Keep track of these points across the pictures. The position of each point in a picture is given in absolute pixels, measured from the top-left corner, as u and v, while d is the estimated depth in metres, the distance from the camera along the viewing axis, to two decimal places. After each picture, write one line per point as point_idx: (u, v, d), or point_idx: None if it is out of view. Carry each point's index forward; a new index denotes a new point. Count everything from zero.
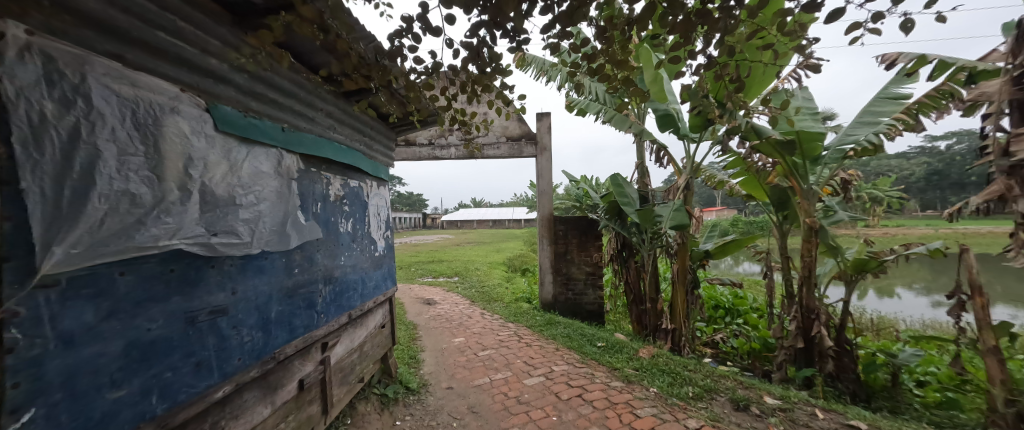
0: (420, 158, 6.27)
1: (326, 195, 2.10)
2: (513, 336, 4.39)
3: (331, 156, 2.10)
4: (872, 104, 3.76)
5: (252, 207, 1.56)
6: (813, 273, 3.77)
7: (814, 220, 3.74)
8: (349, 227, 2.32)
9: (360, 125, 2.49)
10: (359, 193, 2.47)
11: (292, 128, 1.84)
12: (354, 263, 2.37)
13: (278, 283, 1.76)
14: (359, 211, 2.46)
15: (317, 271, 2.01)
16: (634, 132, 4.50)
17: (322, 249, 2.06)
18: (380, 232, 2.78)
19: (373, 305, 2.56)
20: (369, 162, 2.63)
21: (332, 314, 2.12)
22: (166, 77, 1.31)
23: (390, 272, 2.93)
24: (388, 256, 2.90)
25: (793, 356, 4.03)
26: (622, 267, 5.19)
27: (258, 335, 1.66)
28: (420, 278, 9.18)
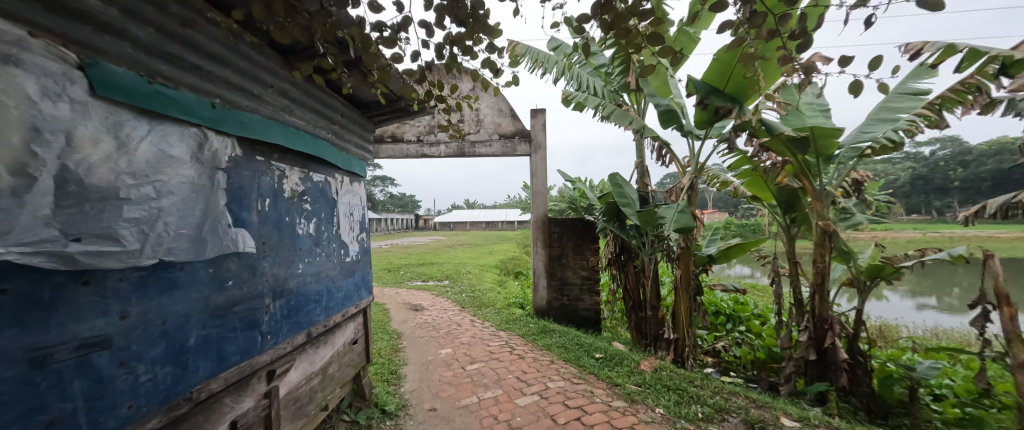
0: (409, 155, 5.94)
1: (277, 190, 1.77)
2: (505, 346, 4.07)
3: (282, 142, 1.77)
4: (888, 100, 3.51)
5: (148, 203, 1.20)
6: (827, 281, 3.50)
7: (828, 222, 3.47)
8: (310, 229, 2.00)
9: (325, 109, 2.16)
10: (325, 190, 2.14)
11: (224, 104, 1.51)
12: (317, 271, 2.04)
13: (200, 301, 1.42)
14: (325, 211, 2.13)
15: (262, 283, 1.68)
16: (635, 128, 4.17)
17: (270, 255, 1.73)
18: (353, 235, 2.46)
19: (341, 319, 2.23)
20: (339, 154, 2.30)
21: (281, 335, 1.78)
22: (5, 13, 0.94)
23: (365, 280, 2.61)
24: (363, 261, 2.58)
25: (803, 368, 3.78)
26: (620, 272, 4.91)
27: (163, 370, 1.30)
28: (409, 281, 8.82)
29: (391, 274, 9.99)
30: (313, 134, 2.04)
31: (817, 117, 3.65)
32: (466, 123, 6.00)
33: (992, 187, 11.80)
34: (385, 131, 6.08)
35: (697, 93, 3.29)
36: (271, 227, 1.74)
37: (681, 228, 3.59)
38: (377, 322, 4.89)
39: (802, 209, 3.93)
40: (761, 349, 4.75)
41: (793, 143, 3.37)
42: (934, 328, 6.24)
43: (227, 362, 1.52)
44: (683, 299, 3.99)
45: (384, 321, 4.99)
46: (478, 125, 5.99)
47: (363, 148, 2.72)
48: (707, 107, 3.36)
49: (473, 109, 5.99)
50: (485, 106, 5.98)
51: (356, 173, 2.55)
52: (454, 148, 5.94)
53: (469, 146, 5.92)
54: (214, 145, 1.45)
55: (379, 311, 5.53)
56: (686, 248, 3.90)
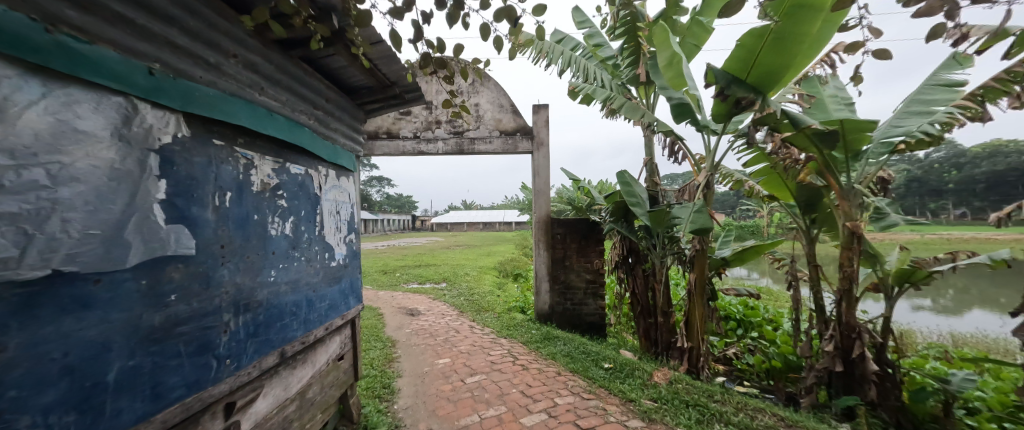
0: (405, 152, 5.66)
1: (240, 183, 1.49)
2: (507, 355, 3.80)
3: (248, 124, 1.50)
4: (920, 92, 3.28)
5: (36, 193, 0.93)
6: (855, 286, 3.25)
7: (856, 223, 3.21)
8: (286, 228, 1.72)
9: (304, 90, 1.89)
10: (304, 184, 1.87)
11: (166, 72, 1.24)
12: (293, 277, 1.77)
13: (129, 323, 1.13)
14: (305, 208, 1.86)
15: (218, 296, 1.40)
16: (648, 121, 3.81)
17: (230, 261, 1.45)
18: (340, 237, 2.18)
19: (322, 334, 1.95)
20: (323, 144, 2.03)
21: (242, 359, 1.49)
22: None
23: (353, 287, 2.33)
24: (350, 265, 2.30)
25: (826, 379, 3.53)
26: (627, 275, 4.65)
27: (75, 414, 1.02)
28: (404, 284, 8.52)
29: (387, 276, 9.69)
30: (289, 118, 1.77)
31: (842, 110, 3.42)
32: (465, 119, 5.72)
33: (995, 190, 11.69)
34: (379, 127, 5.78)
35: (717, 84, 3.05)
36: (233, 226, 1.46)
37: (697, 229, 3.33)
38: (371, 329, 4.60)
39: (824, 210, 3.73)
40: (776, 357, 4.51)
41: (820, 138, 3.12)
42: (947, 334, 6.05)
43: (167, 397, 1.23)
44: (697, 305, 3.74)
45: (377, 328, 4.69)
46: (478, 121, 5.71)
47: (352, 138, 2.45)
48: (728, 98, 3.11)
49: (473, 104, 5.72)
50: (485, 101, 5.70)
51: (344, 166, 2.28)
52: (452, 145, 5.66)
53: (468, 143, 5.65)
54: (148, 122, 1.18)
55: (372, 317, 5.24)
56: (701, 250, 3.65)
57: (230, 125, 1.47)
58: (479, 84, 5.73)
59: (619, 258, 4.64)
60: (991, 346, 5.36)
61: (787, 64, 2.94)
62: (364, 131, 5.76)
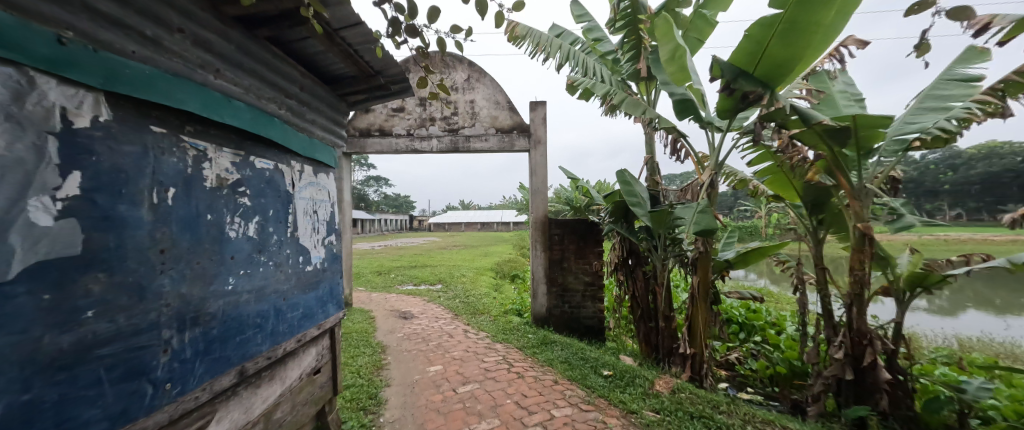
0: (398, 150, 5.49)
1: (188, 178, 1.31)
2: (501, 362, 3.63)
3: (197, 110, 1.32)
4: (933, 87, 3.14)
5: None
6: (866, 291, 3.10)
7: (868, 225, 3.06)
8: (248, 230, 1.56)
9: (269, 75, 1.70)
10: (271, 181, 1.69)
11: (81, 42, 1.03)
12: (258, 285, 1.60)
13: (27, 349, 0.92)
14: (273, 207, 1.70)
15: (157, 309, 1.21)
16: (651, 117, 3.64)
17: (173, 268, 1.26)
18: (316, 239, 2.02)
19: (291, 347, 1.77)
20: (295, 137, 1.85)
21: (188, 381, 1.30)
22: None
23: (330, 293, 2.15)
24: (327, 270, 2.13)
25: (836, 388, 3.37)
26: (627, 278, 4.49)
27: None
28: (399, 285, 8.34)
29: (381, 277, 9.52)
30: (250, 105, 1.59)
31: (853, 107, 3.26)
32: (460, 116, 5.55)
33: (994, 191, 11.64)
34: (372, 124, 5.60)
35: (723, 77, 2.89)
36: (178, 227, 1.28)
37: (701, 230, 3.17)
38: (361, 334, 4.42)
39: (830, 211, 3.63)
40: (781, 363, 4.35)
41: (831, 134, 2.97)
42: (950, 338, 5.95)
43: None
44: (700, 309, 3.57)
45: (368, 332, 4.52)
46: (473, 118, 5.54)
47: (332, 131, 2.27)
48: (734, 92, 2.95)
49: (468, 101, 5.55)
50: (480, 98, 5.53)
51: (322, 162, 2.12)
52: (447, 143, 5.49)
53: (463, 141, 5.48)
54: (54, 102, 0.97)
55: (363, 320, 5.06)
56: (704, 253, 3.50)
57: (173, 110, 1.27)
58: (474, 81, 5.55)
59: (618, 260, 4.48)
60: (997, 350, 5.25)
61: (797, 56, 2.79)
62: (356, 128, 5.57)
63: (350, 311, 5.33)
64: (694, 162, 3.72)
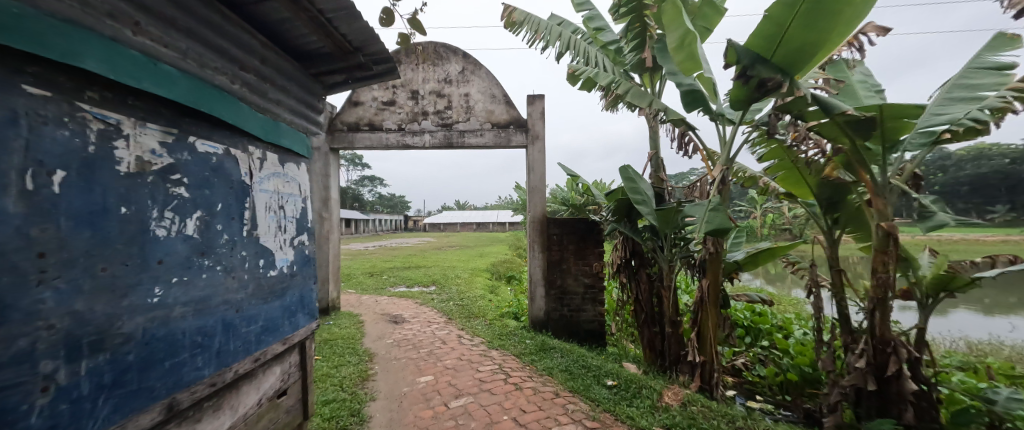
0: (389, 145, 5.20)
1: (90, 160, 1.06)
2: (497, 372, 3.37)
3: (106, 73, 1.08)
4: (962, 76, 2.91)
5: None
6: (890, 294, 2.87)
7: (892, 223, 2.84)
8: (186, 228, 1.33)
9: (209, 37, 1.44)
10: (215, 169, 1.46)
11: None
12: (198, 296, 1.38)
13: None
14: (222, 201, 1.48)
15: (32, 333, 0.94)
16: (658, 108, 3.39)
17: (61, 278, 0.99)
18: (280, 239, 1.83)
19: (237, 369, 1.52)
20: (250, 116, 1.63)
21: (83, 425, 1.04)
22: None
23: (295, 304, 1.92)
24: (291, 276, 1.89)
25: (855, 398, 3.15)
26: (629, 280, 4.25)
27: None
28: (391, 287, 8.06)
29: (373, 278, 9.19)
30: (184, 71, 1.34)
31: (874, 97, 3.04)
32: (454, 110, 5.28)
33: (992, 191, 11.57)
34: (360, 118, 5.29)
35: (739, 63, 2.68)
36: (73, 222, 1.02)
37: (716, 229, 2.91)
38: (347, 340, 4.13)
39: (847, 209, 3.42)
40: (791, 370, 4.13)
41: (853, 126, 2.76)
42: (960, 341, 5.76)
43: None
44: (710, 314, 3.33)
45: (355, 339, 4.23)
46: (468, 112, 5.27)
47: (300, 114, 2.02)
48: (751, 80, 2.72)
49: (462, 94, 5.28)
50: (475, 91, 5.27)
51: (287, 148, 1.90)
52: (440, 138, 5.21)
53: (457, 136, 5.21)
54: None
55: (351, 325, 4.77)
56: (714, 254, 3.26)
57: (65, 69, 1.01)
58: (469, 73, 5.28)
59: (620, 261, 4.25)
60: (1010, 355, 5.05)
61: (820, 40, 2.57)
62: (344, 122, 5.26)
63: (337, 316, 5.04)
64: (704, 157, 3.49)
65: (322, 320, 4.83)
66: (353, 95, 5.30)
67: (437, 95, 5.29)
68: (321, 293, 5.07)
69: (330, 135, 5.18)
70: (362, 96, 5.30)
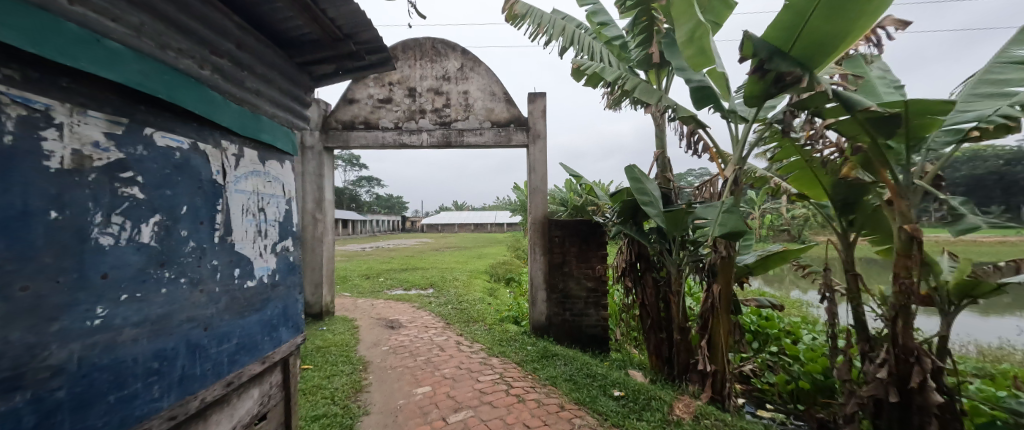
0: (385, 144, 5.03)
1: (7, 152, 0.90)
2: (498, 382, 3.20)
3: (34, 48, 0.93)
4: (987, 70, 2.78)
5: None
6: (913, 300, 2.72)
7: (915, 226, 2.68)
8: (140, 235, 1.19)
9: (169, 12, 1.29)
10: (179, 168, 1.33)
11: None
12: (156, 314, 1.25)
13: None
14: (186, 203, 1.35)
15: None
16: (667, 105, 3.23)
17: None
18: (260, 245, 1.74)
19: (201, 397, 1.38)
20: (223, 108, 1.49)
21: None
22: None
23: (269, 319, 1.78)
24: (264, 291, 1.76)
25: (874, 410, 3.00)
26: (634, 285, 4.10)
27: None
28: (388, 290, 7.87)
29: (370, 281, 8.99)
30: (135, 51, 1.19)
31: (895, 94, 2.89)
32: (453, 108, 5.11)
33: None
34: (356, 116, 5.11)
35: (756, 56, 2.53)
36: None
37: (730, 232, 2.74)
38: (341, 348, 3.95)
39: (863, 211, 3.27)
40: (803, 378, 3.99)
41: (876, 123, 2.61)
42: (970, 345, 5.62)
43: None
44: (722, 322, 3.18)
45: (349, 346, 4.05)
46: (467, 110, 5.11)
47: (284, 107, 1.90)
48: (767, 74, 2.58)
49: (461, 92, 5.12)
50: (475, 89, 5.11)
51: (268, 142, 1.79)
52: (439, 137, 5.05)
53: (456, 135, 5.05)
54: None
55: (346, 331, 4.59)
56: (727, 258, 3.11)
57: None
58: (468, 70, 5.11)
59: (625, 264, 4.10)
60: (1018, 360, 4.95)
61: (846, 31, 2.41)
62: (339, 120, 5.07)
63: (331, 321, 4.86)
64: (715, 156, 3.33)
65: (315, 326, 4.64)
66: (348, 92, 5.13)
67: (435, 92, 5.12)
68: (314, 297, 4.89)
69: (324, 133, 5.00)
70: (357, 93, 5.12)
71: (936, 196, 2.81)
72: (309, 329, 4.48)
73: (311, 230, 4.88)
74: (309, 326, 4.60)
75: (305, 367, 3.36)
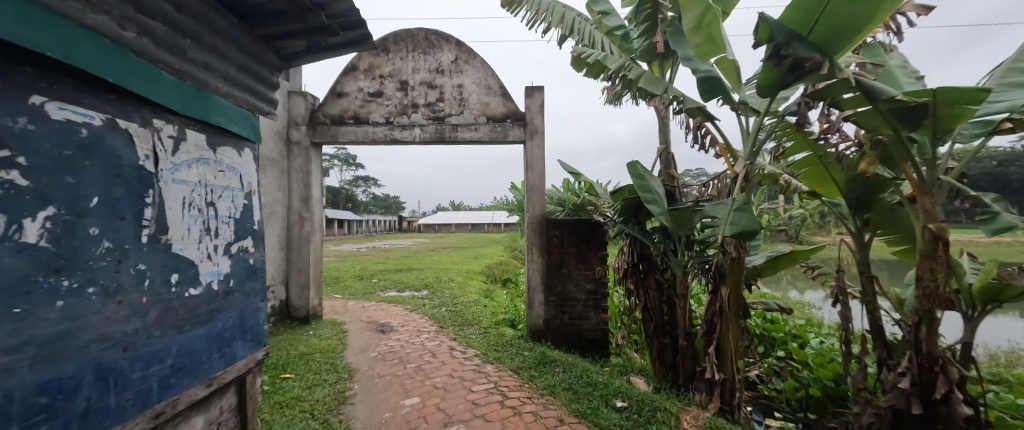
0: (375, 140, 4.81)
1: None
2: (491, 392, 2.99)
3: None
4: (1015, 58, 2.62)
5: None
6: (939, 306, 2.53)
7: (941, 226, 2.49)
8: (22, 233, 1.09)
9: None
10: (81, 154, 1.25)
11: None
12: (46, 334, 1.15)
13: None
14: (93, 194, 1.28)
15: None
16: (673, 95, 3.02)
17: None
18: (208, 247, 1.76)
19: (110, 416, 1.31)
20: (158, 83, 1.50)
21: None
22: None
23: (210, 330, 1.75)
24: (205, 299, 1.72)
25: (893, 421, 2.82)
26: (637, 287, 3.90)
27: None
28: (382, 292, 7.63)
29: (363, 282, 8.68)
30: None
31: (917, 84, 2.71)
32: (447, 102, 4.89)
33: None
34: (345, 110, 4.85)
35: (772, 40, 2.34)
36: None
37: (742, 232, 2.54)
38: (325, 354, 3.72)
39: (880, 209, 3.08)
40: (813, 385, 3.81)
41: (900, 115, 2.43)
42: (982, 349, 5.43)
43: None
44: (731, 328, 2.98)
45: (335, 353, 3.82)
46: (461, 105, 4.90)
47: (239, 85, 1.96)
48: (785, 60, 2.39)
49: (455, 85, 4.90)
50: (469, 82, 4.89)
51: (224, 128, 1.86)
52: (431, 132, 4.84)
53: (450, 130, 4.84)
54: None
55: (333, 336, 4.36)
56: (736, 259, 2.91)
57: None
58: (463, 62, 4.89)
59: (625, 265, 3.91)
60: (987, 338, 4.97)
61: (877, 11, 2.19)
62: (327, 114, 4.82)
63: (319, 325, 4.64)
64: (723, 152, 3.13)
65: (301, 330, 4.40)
66: (336, 85, 4.88)
67: (429, 86, 4.90)
68: (301, 300, 4.63)
69: (311, 128, 4.74)
70: (346, 86, 4.88)
71: (962, 193, 2.63)
72: (294, 334, 4.24)
73: (298, 230, 4.63)
74: (295, 331, 4.36)
75: (285, 376, 3.13)
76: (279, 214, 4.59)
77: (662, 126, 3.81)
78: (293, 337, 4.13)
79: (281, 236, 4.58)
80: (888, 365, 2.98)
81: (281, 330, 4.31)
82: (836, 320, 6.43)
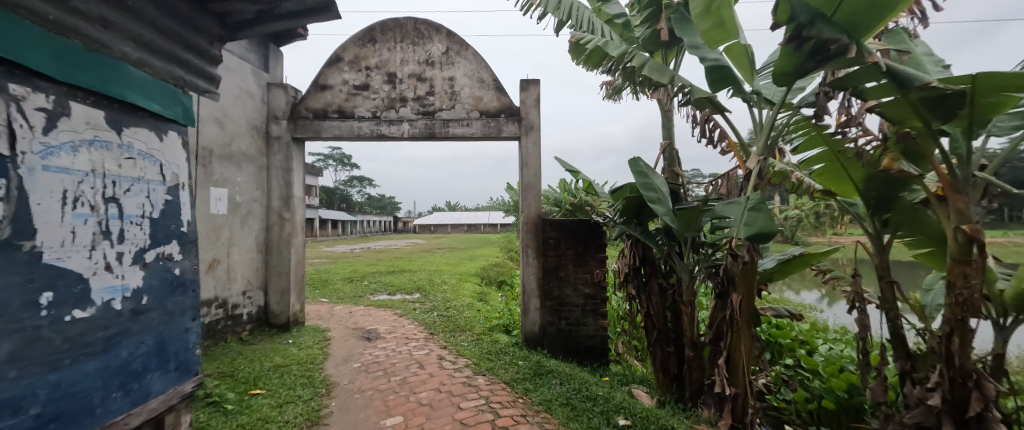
0: (361, 136, 4.52)
1: None
2: (482, 410, 2.73)
3: None
4: None
5: None
6: (975, 316, 2.28)
7: (976, 226, 2.24)
8: None
9: None
10: None
11: None
12: None
13: None
14: None
15: None
16: (679, 84, 2.77)
17: None
18: (104, 254, 1.52)
19: None
20: (27, 40, 1.28)
21: None
22: None
23: (105, 364, 1.52)
24: (93, 327, 1.48)
25: None
26: (638, 292, 3.65)
27: None
28: (372, 296, 7.34)
29: (352, 285, 8.36)
30: None
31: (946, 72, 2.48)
32: (437, 96, 4.63)
33: None
34: (328, 104, 4.56)
35: (795, 20, 2.11)
36: None
37: (759, 234, 2.29)
38: (303, 366, 3.44)
39: (902, 209, 2.85)
40: (825, 396, 3.58)
41: (932, 104, 2.19)
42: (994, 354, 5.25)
43: None
44: (744, 338, 2.73)
45: (314, 364, 3.54)
46: (452, 99, 4.63)
47: (160, 53, 1.84)
48: (805, 43, 2.16)
49: (446, 78, 4.64)
50: (461, 75, 4.63)
51: (140, 106, 1.70)
52: (421, 127, 4.56)
53: (441, 125, 4.57)
54: None
55: (313, 345, 4.07)
56: (749, 263, 2.67)
57: None
58: (454, 54, 4.63)
59: (626, 269, 3.68)
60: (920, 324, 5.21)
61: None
62: (309, 108, 4.52)
63: (300, 332, 4.35)
64: (734, 147, 2.89)
65: (280, 338, 4.10)
66: (319, 78, 4.59)
67: (418, 79, 4.63)
68: (280, 306, 4.31)
69: (292, 123, 4.43)
70: (330, 79, 4.59)
71: (998, 191, 2.39)
72: (271, 343, 3.94)
73: (278, 231, 4.30)
74: (272, 339, 4.06)
75: (255, 392, 2.85)
76: (257, 214, 4.21)
77: (665, 120, 3.57)
78: (270, 347, 3.83)
79: (260, 238, 4.22)
80: (912, 377, 2.75)
81: (258, 339, 4.01)
82: (841, 324, 6.24)
